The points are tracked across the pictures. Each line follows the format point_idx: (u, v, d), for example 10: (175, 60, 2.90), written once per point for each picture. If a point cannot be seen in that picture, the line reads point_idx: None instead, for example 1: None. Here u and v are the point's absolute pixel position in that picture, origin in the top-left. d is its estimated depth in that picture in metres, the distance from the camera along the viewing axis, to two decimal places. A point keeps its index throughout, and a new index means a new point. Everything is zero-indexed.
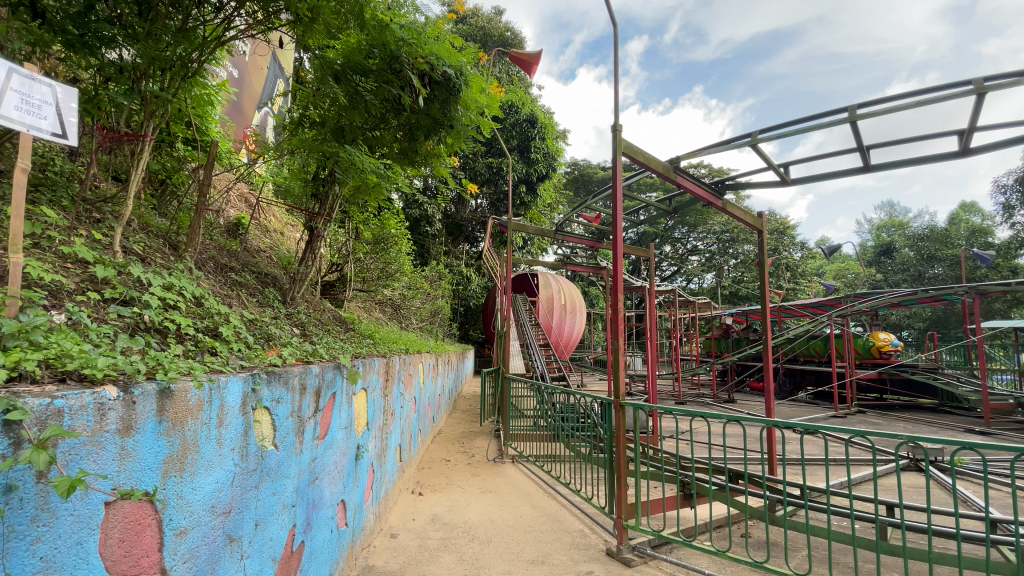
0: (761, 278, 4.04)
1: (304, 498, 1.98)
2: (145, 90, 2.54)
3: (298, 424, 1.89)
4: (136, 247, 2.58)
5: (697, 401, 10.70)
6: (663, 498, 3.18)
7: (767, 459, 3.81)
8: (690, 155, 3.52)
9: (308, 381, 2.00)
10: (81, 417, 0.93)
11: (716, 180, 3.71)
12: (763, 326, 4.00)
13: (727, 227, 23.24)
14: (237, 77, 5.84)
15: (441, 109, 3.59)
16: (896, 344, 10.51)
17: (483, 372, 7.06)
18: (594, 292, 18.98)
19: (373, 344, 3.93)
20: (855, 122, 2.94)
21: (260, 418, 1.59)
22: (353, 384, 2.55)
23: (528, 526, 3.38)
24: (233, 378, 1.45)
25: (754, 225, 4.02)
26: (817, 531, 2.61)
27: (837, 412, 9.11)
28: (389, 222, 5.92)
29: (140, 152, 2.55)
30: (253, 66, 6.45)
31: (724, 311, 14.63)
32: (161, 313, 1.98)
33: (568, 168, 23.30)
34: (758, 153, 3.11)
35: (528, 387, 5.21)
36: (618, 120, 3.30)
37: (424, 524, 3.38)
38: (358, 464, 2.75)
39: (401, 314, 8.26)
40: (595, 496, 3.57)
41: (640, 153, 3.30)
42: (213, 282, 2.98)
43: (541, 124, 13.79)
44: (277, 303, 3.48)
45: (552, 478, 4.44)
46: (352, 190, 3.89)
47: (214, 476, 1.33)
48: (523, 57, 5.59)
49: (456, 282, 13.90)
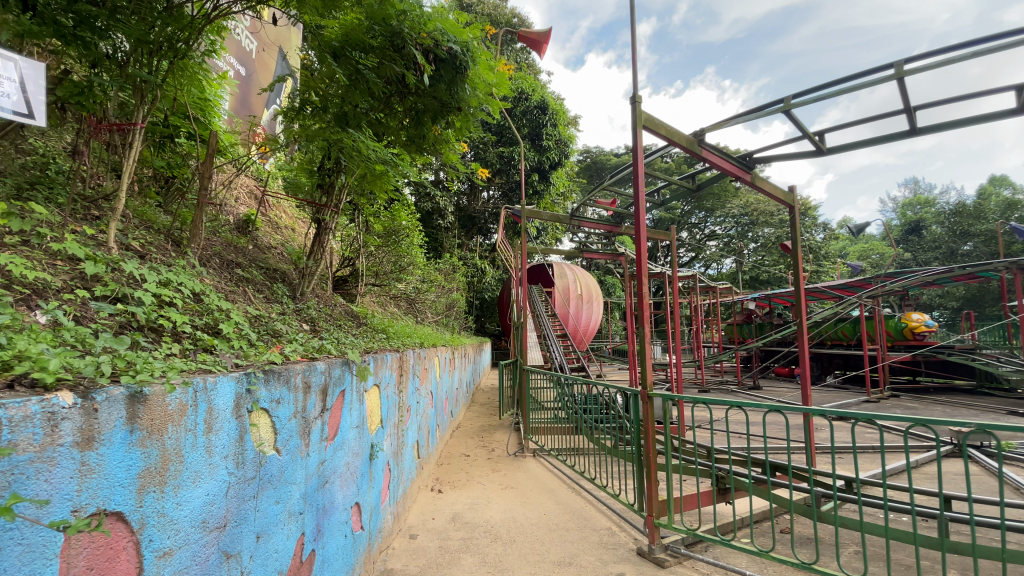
0: (792, 259, 3.73)
1: (313, 503, 1.85)
2: (133, 75, 2.41)
3: (303, 425, 1.75)
4: (134, 244, 2.47)
5: (721, 389, 10.45)
6: (697, 493, 2.98)
7: (806, 449, 3.60)
8: (716, 126, 3.26)
9: (313, 378, 1.86)
10: (26, 430, 0.79)
11: (744, 154, 3.45)
12: (798, 308, 3.71)
13: (746, 210, 22.75)
14: (243, 73, 5.75)
15: (448, 90, 3.45)
16: (931, 325, 10.06)
17: (501, 364, 6.90)
18: (611, 280, 18.71)
19: (387, 339, 3.79)
20: (901, 79, 2.68)
21: (258, 421, 1.45)
22: (364, 381, 2.40)
23: (553, 524, 3.22)
24: (225, 378, 1.31)
25: (785, 202, 3.76)
26: (869, 528, 2.40)
27: (870, 397, 8.79)
28: (400, 214, 5.76)
29: (131, 141, 2.40)
30: (261, 63, 6.35)
31: (746, 296, 14.26)
32: (156, 310, 1.86)
33: (581, 156, 23.04)
34: (794, 119, 2.85)
35: (549, 379, 5.07)
36: (635, 91, 3.08)
37: (444, 523, 3.25)
38: (372, 464, 2.62)
39: (415, 308, 8.17)
40: (621, 494, 3.38)
41: (661, 127, 3.07)
42: (218, 278, 2.87)
43: (552, 110, 13.49)
44: (285, 299, 3.36)
45: (575, 473, 4.27)
46: (359, 179, 3.74)
47: (205, 488, 1.19)
48: (532, 36, 5.35)
49: (471, 275, 13.79)
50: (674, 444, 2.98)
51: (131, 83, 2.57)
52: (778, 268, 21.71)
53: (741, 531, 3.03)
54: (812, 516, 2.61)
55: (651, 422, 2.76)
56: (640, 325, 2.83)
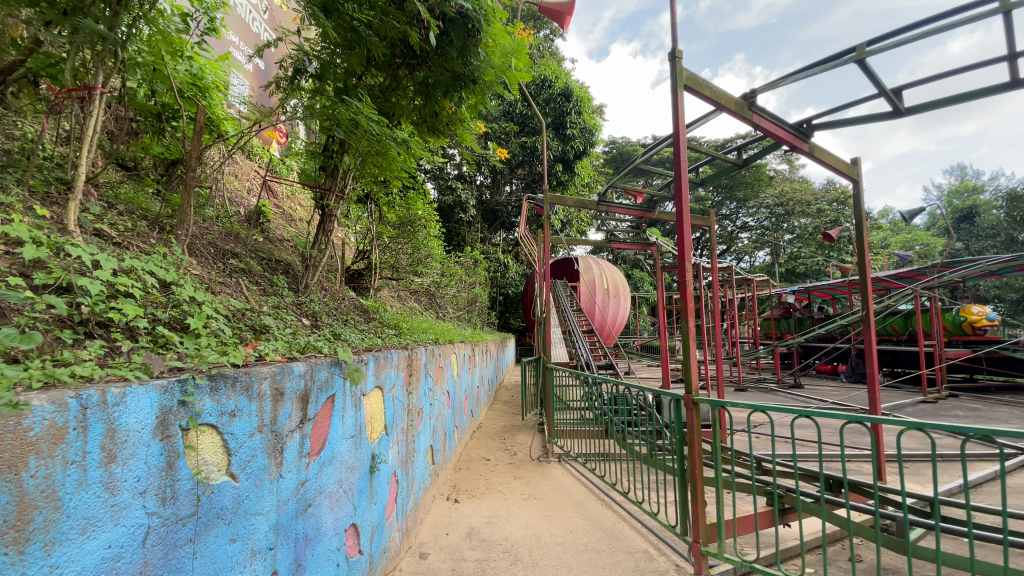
0: (857, 243, 3.22)
1: (291, 535, 1.52)
2: (84, 27, 2.06)
3: (272, 441, 1.42)
4: (106, 230, 2.22)
5: (759, 387, 9.83)
6: (751, 514, 2.55)
7: (872, 461, 3.14)
8: (769, 86, 2.80)
9: (289, 384, 1.53)
10: None
11: (802, 120, 2.97)
12: (865, 298, 3.21)
13: (781, 200, 21.75)
14: (263, 67, 5.73)
15: (461, 58, 3.32)
16: (994, 318, 9.21)
17: (523, 361, 6.52)
18: (639, 274, 18.10)
19: (396, 335, 3.48)
20: (1008, 15, 2.20)
21: (199, 441, 1.13)
22: (360, 385, 2.06)
23: (581, 545, 2.85)
24: (142, 387, 0.99)
25: (848, 175, 3.26)
26: (958, 563, 1.95)
27: (926, 397, 8.07)
28: (416, 203, 5.46)
29: (89, 108, 2.05)
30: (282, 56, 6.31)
31: (784, 289, 13.52)
32: (107, 301, 1.58)
33: (606, 147, 22.48)
34: (870, 70, 2.38)
35: (575, 378, 4.68)
36: (674, 48, 2.65)
37: (458, 540, 2.92)
38: (374, 477, 2.29)
39: (436, 303, 7.90)
40: (660, 511, 2.98)
41: (705, 87, 2.62)
42: (206, 269, 2.61)
43: (576, 97, 13.00)
44: (285, 292, 3.08)
45: (606, 483, 3.87)
46: (363, 161, 3.42)
47: (102, 540, 0.89)
48: (553, 7, 4.94)
49: (494, 270, 13.46)
50: (727, 455, 2.55)
51: (91, 41, 2.22)
52: (816, 259, 20.64)
53: (804, 559, 2.59)
54: (902, 549, 2.18)
55: (698, 431, 2.34)
56: (685, 317, 2.41)
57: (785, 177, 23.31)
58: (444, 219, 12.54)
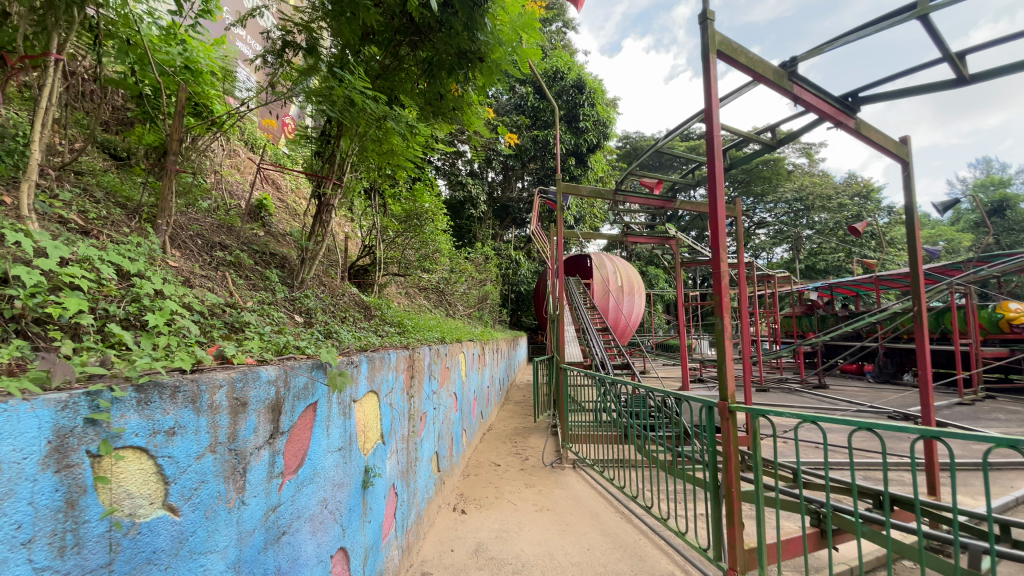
0: (908, 230, 2.90)
1: (260, 571, 1.29)
2: None
3: (231, 461, 1.18)
4: (73, 219, 2.01)
5: (782, 387, 9.44)
6: (796, 539, 2.24)
7: (923, 473, 2.82)
8: (812, 53, 2.48)
9: (255, 392, 1.29)
10: None
11: (847, 93, 2.66)
12: (918, 293, 2.88)
13: (800, 195, 21.17)
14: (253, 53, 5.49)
15: (466, 33, 3.07)
16: None
17: (536, 360, 6.23)
18: (654, 271, 17.72)
19: (398, 333, 3.24)
20: None
21: (119, 470, 0.90)
22: (349, 390, 1.82)
23: (598, 566, 2.58)
24: (25, 405, 0.76)
25: (896, 156, 2.93)
26: None
27: (963, 399, 7.63)
28: (423, 195, 5.23)
29: (44, 80, 1.76)
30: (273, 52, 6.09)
31: (805, 286, 13.06)
32: (46, 295, 1.35)
33: (619, 143, 22.13)
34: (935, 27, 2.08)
35: (590, 379, 4.39)
36: (705, 9, 2.35)
37: (464, 558, 2.66)
38: (368, 493, 2.05)
39: (446, 300, 7.68)
40: (687, 530, 2.70)
41: (740, 53, 2.32)
42: (188, 262, 2.40)
43: (590, 89, 12.66)
44: (279, 287, 2.87)
45: (624, 493, 3.59)
46: (366, 144, 3.26)
47: None
48: None
49: (506, 267, 13.21)
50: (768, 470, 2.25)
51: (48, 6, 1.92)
52: (837, 256, 20.06)
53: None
54: None
55: (734, 441, 2.05)
56: (719, 315, 2.11)
57: (804, 171, 22.66)
58: (454, 216, 12.33)
